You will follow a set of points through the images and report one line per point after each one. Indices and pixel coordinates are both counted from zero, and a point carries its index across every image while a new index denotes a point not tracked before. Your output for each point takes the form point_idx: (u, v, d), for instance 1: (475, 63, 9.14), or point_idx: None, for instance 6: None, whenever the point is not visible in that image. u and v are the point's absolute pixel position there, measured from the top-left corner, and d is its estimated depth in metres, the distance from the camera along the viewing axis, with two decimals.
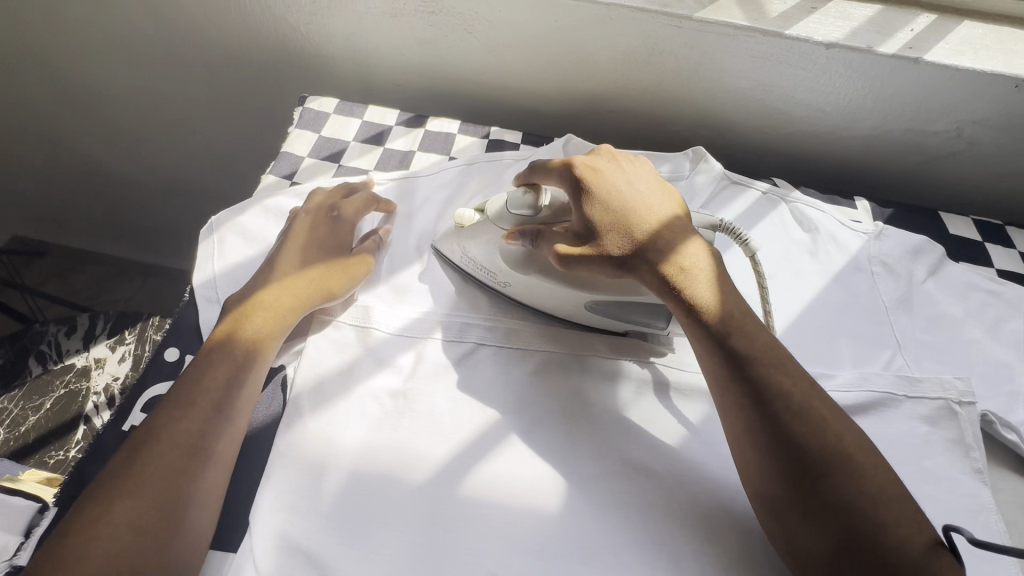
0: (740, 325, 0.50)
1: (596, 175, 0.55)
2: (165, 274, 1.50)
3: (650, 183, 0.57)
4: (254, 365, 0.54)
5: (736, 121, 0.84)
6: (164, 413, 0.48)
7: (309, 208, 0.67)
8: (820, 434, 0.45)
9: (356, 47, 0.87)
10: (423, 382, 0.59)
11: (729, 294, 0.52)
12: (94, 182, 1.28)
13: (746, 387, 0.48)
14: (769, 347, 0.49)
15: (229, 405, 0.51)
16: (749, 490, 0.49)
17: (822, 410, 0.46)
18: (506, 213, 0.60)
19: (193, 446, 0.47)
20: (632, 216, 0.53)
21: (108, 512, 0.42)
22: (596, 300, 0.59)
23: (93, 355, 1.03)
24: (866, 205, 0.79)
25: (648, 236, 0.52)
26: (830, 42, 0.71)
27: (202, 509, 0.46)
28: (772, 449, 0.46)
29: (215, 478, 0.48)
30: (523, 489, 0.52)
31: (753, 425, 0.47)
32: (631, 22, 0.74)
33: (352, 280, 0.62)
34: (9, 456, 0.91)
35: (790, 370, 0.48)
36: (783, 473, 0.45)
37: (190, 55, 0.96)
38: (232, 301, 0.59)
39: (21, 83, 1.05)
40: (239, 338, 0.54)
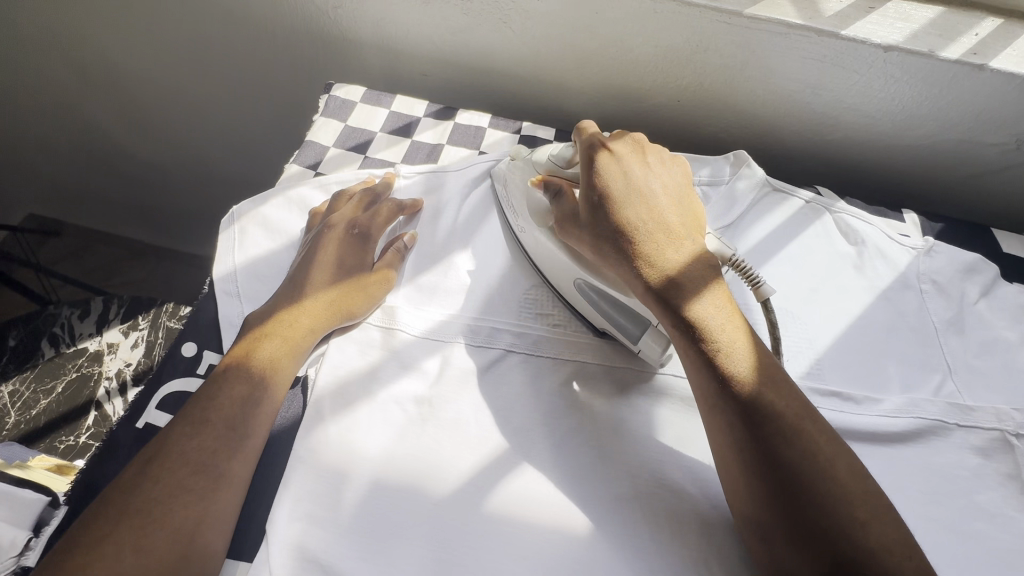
0: (734, 338, 0.46)
1: (608, 160, 0.54)
2: (180, 258, 1.49)
3: (668, 181, 0.55)
4: (269, 388, 0.51)
5: (780, 124, 0.80)
6: (177, 428, 0.46)
7: (334, 222, 0.63)
8: (811, 456, 0.41)
9: (386, 33, 0.83)
10: (450, 389, 0.56)
11: (732, 307, 0.48)
12: (112, 164, 1.27)
13: (732, 403, 0.44)
14: (764, 365, 0.46)
15: (243, 424, 0.48)
16: (736, 514, 0.46)
17: (817, 436, 0.42)
18: (547, 161, 0.62)
19: (204, 464, 0.45)
20: (633, 207, 0.52)
21: (114, 530, 0.40)
22: (586, 280, 0.57)
23: (106, 339, 1.01)
24: (914, 218, 0.75)
25: (645, 229, 0.50)
26: (889, 45, 0.67)
27: (211, 535, 0.43)
28: (757, 474, 0.42)
29: (228, 501, 0.45)
30: (554, 508, 0.49)
31: (737, 445, 0.44)
32: (676, 17, 0.70)
33: (371, 298, 0.59)
34: (21, 439, 0.90)
35: (786, 392, 0.44)
36: (767, 497, 0.42)
37: (212, 37, 0.93)
38: (254, 318, 0.57)
39: (40, 60, 1.03)
40: (253, 363, 0.52)
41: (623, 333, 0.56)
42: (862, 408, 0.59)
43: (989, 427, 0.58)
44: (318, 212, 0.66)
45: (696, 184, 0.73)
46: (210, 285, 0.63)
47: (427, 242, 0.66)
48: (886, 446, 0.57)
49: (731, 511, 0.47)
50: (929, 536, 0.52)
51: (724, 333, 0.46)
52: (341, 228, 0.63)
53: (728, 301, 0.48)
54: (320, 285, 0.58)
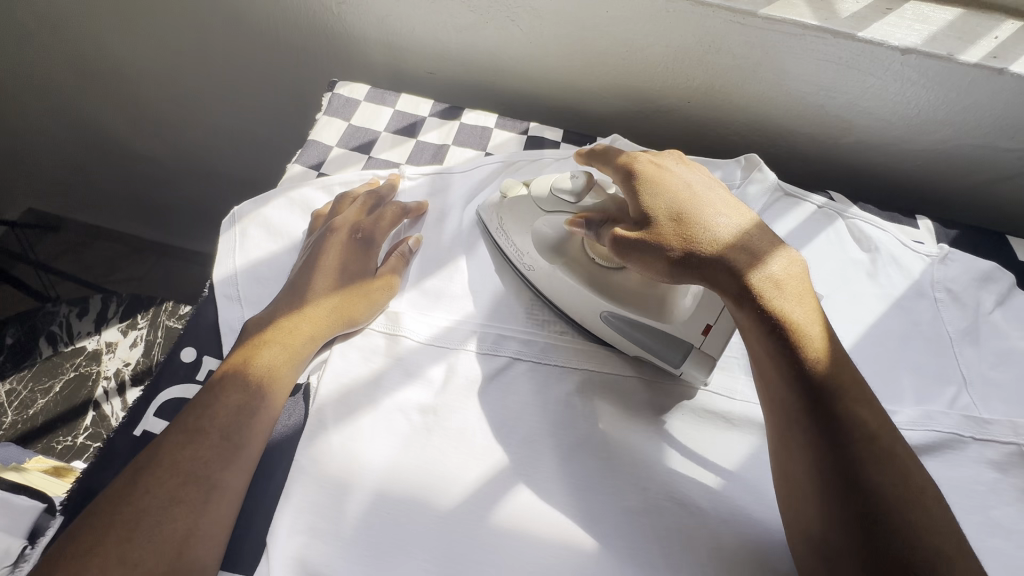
0: (827, 354, 0.45)
1: (658, 171, 0.51)
2: (180, 255, 1.48)
3: (727, 188, 0.52)
4: (266, 396, 0.50)
5: (792, 127, 0.79)
6: (172, 436, 0.45)
7: (336, 225, 0.62)
8: (901, 482, 0.40)
9: (391, 30, 0.82)
10: (456, 398, 0.55)
11: (819, 320, 0.46)
12: (112, 159, 1.25)
13: (830, 423, 0.42)
14: (853, 384, 0.44)
15: (238, 433, 0.47)
16: (794, 531, 0.45)
17: (904, 456, 0.41)
18: (549, 195, 0.56)
19: (197, 475, 0.44)
20: (714, 213, 0.48)
21: (101, 542, 0.39)
22: (612, 311, 0.55)
23: (105, 338, 1.00)
24: (929, 224, 0.74)
25: (731, 237, 0.47)
26: (907, 47, 0.65)
27: (202, 549, 0.42)
28: (842, 496, 0.41)
29: (220, 514, 0.44)
30: (561, 522, 0.48)
31: (826, 467, 0.42)
32: (688, 17, 0.68)
33: (373, 305, 0.58)
34: (18, 439, 0.89)
35: (875, 411, 0.43)
36: (849, 521, 0.40)
37: (214, 32, 0.91)
38: (253, 323, 0.55)
39: (39, 54, 1.01)
40: (251, 371, 0.50)
41: (662, 359, 0.55)
42: None
43: (1006, 441, 0.56)
44: (320, 214, 0.65)
45: None
46: (210, 288, 0.62)
47: (432, 245, 0.65)
48: None
49: (792, 533, 0.45)
50: None
51: (818, 349, 0.44)
52: (343, 232, 0.61)
53: (816, 312, 0.46)
54: (323, 290, 0.57)
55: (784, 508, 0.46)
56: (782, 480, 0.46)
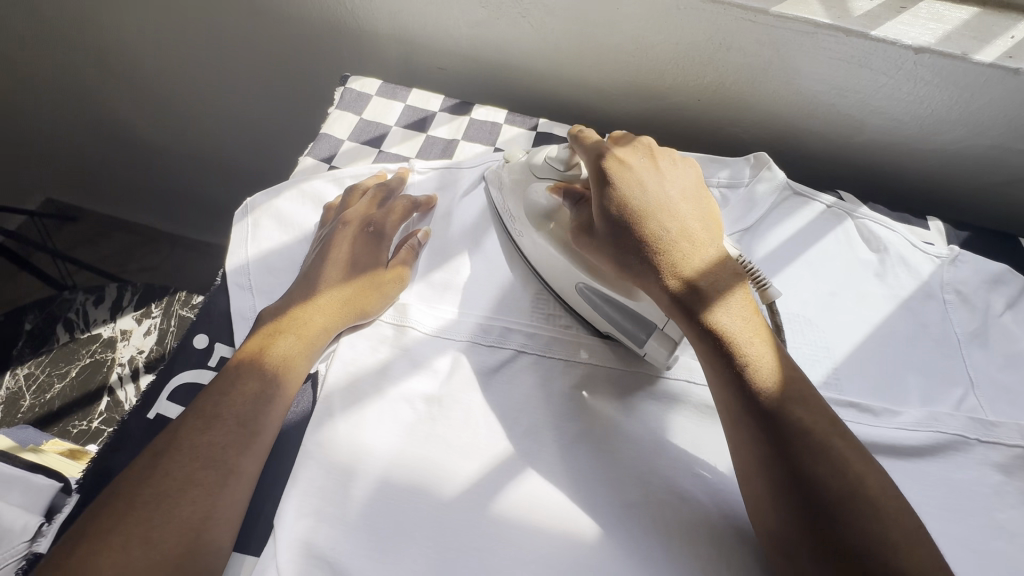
0: (759, 351, 0.46)
1: (620, 168, 0.52)
2: (193, 246, 1.51)
3: (685, 186, 0.53)
4: (280, 384, 0.51)
5: (803, 126, 0.78)
6: (188, 422, 0.46)
7: (348, 219, 0.62)
8: (841, 477, 0.40)
9: (404, 25, 0.83)
10: (460, 388, 0.55)
11: (756, 317, 0.47)
12: (129, 151, 1.28)
13: (760, 418, 0.43)
14: (790, 382, 0.44)
15: (254, 420, 0.48)
16: (759, 529, 0.45)
17: (846, 452, 0.41)
18: (544, 164, 0.60)
19: (214, 459, 0.45)
20: (651, 216, 0.49)
21: (122, 521, 0.40)
22: (587, 283, 0.56)
23: (120, 326, 1.02)
24: (939, 226, 0.73)
25: (666, 239, 0.48)
26: (920, 46, 0.64)
27: (218, 531, 0.43)
28: (783, 490, 0.41)
29: (236, 497, 0.45)
30: (561, 513, 0.49)
31: (767, 463, 0.42)
32: (700, 14, 0.68)
33: (384, 296, 0.59)
34: (34, 422, 0.91)
35: (813, 407, 0.43)
36: (796, 514, 0.41)
37: (229, 27, 0.93)
38: (268, 313, 0.57)
39: (61, 47, 1.04)
40: (266, 360, 0.52)
41: (629, 337, 0.56)
42: (880, 420, 0.58)
43: (1013, 444, 0.56)
44: (331, 206, 0.66)
45: (714, 186, 0.72)
46: (223, 277, 0.63)
47: (440, 237, 0.66)
48: (904, 460, 0.56)
49: (755, 527, 0.45)
50: (951, 556, 0.50)
51: (749, 347, 0.46)
52: (355, 225, 0.62)
53: (752, 312, 0.47)
54: (331, 282, 0.58)
55: (748, 507, 0.46)
56: (741, 478, 0.46)
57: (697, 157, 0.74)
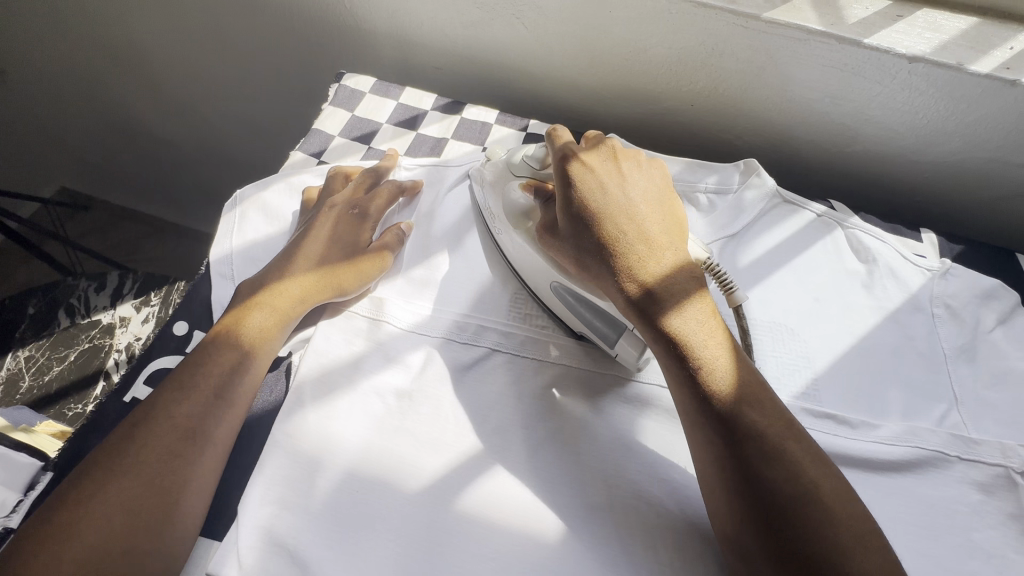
0: (716, 354, 0.45)
1: (581, 171, 0.52)
2: (198, 238, 1.54)
3: (648, 188, 0.53)
4: (253, 363, 0.52)
5: (797, 133, 0.77)
6: (164, 392, 0.47)
7: (334, 203, 0.64)
8: (794, 480, 0.40)
9: (401, 25, 0.84)
10: (432, 384, 0.56)
11: (713, 318, 0.47)
12: (138, 143, 1.31)
13: (713, 421, 0.43)
14: (746, 384, 0.44)
15: (229, 392, 0.49)
16: (719, 533, 0.45)
17: (800, 456, 0.41)
18: (521, 161, 0.60)
19: (190, 428, 0.46)
20: (610, 219, 0.49)
21: (101, 489, 0.41)
22: (562, 282, 0.56)
23: (119, 313, 1.04)
24: (932, 238, 0.72)
25: (624, 242, 0.48)
26: (914, 55, 0.64)
27: (193, 497, 0.45)
28: (740, 493, 0.42)
29: (210, 464, 0.46)
30: (522, 512, 0.49)
31: (723, 465, 0.43)
32: (691, 19, 0.68)
33: (365, 279, 0.59)
34: (32, 404, 0.94)
35: (769, 410, 0.43)
36: (753, 519, 0.41)
37: (233, 24, 0.95)
38: (244, 286, 0.58)
39: (73, 41, 1.07)
40: (239, 334, 0.52)
41: (602, 339, 0.55)
42: (857, 433, 0.57)
43: (994, 463, 0.55)
44: (308, 197, 0.66)
45: (701, 191, 0.72)
46: (207, 267, 0.65)
47: (421, 234, 0.66)
48: (880, 474, 0.55)
49: (716, 531, 0.45)
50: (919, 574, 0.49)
51: (704, 349, 0.45)
52: (341, 208, 0.64)
53: (710, 313, 0.47)
54: (308, 262, 0.59)
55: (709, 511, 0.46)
56: (700, 476, 0.46)
57: (685, 162, 0.73)
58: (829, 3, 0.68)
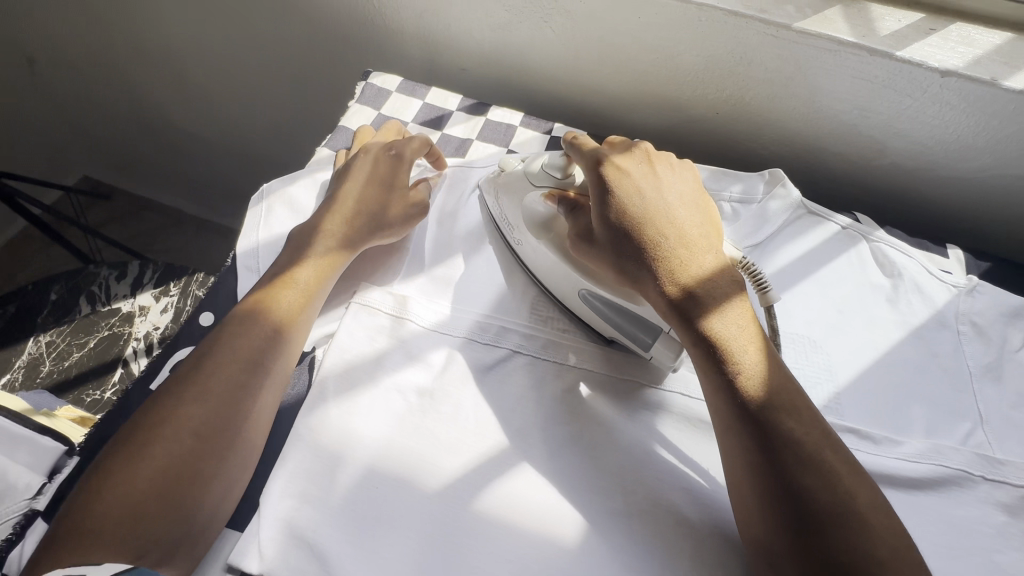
0: (754, 358, 0.47)
1: (617, 176, 0.53)
2: (215, 230, 1.56)
3: (684, 191, 0.54)
4: (284, 343, 0.53)
5: (823, 145, 0.77)
6: (229, 330, 0.51)
7: (367, 150, 0.66)
8: (829, 487, 0.41)
9: (428, 25, 0.84)
10: (453, 384, 0.56)
11: (752, 323, 0.48)
12: (162, 135, 1.32)
13: (750, 425, 0.44)
14: (783, 391, 0.46)
15: (290, 331, 0.54)
16: (746, 538, 0.45)
17: (836, 465, 0.42)
18: (540, 170, 0.60)
19: (253, 366, 0.50)
20: (651, 223, 0.51)
21: (173, 414, 0.46)
22: (590, 289, 0.57)
23: (139, 302, 1.05)
24: (959, 254, 0.71)
25: (666, 246, 0.50)
26: (947, 70, 0.63)
27: (253, 431, 0.49)
28: (772, 497, 0.42)
29: (266, 401, 0.50)
30: (541, 515, 0.49)
31: (755, 468, 0.44)
32: (721, 26, 0.68)
33: (408, 220, 0.64)
34: (51, 388, 0.95)
35: (805, 418, 0.45)
36: (785, 526, 0.41)
37: (261, 21, 0.96)
38: (300, 230, 0.61)
39: (104, 32, 1.08)
40: (268, 317, 0.53)
41: (634, 342, 0.56)
42: (881, 449, 0.56)
43: (1019, 484, 0.54)
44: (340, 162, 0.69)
45: (726, 200, 0.71)
46: (233, 259, 0.65)
47: (445, 234, 0.67)
48: (903, 491, 0.54)
49: (743, 537, 0.46)
50: None
51: (743, 353, 0.47)
52: (375, 152, 0.65)
53: (750, 319, 0.48)
54: (348, 203, 0.62)
55: (736, 516, 0.47)
56: (729, 477, 0.47)
57: (710, 170, 0.73)
58: (861, 14, 0.67)
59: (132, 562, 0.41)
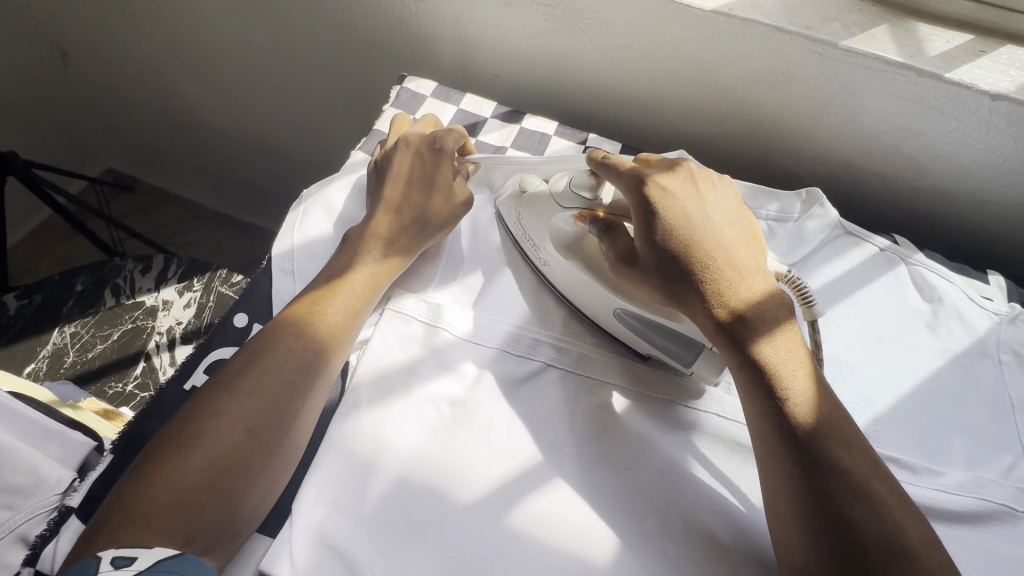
0: (803, 384, 0.45)
1: (664, 197, 0.50)
2: (236, 225, 1.56)
3: (729, 210, 0.52)
4: (329, 360, 0.52)
5: (861, 164, 0.76)
6: (286, 327, 0.52)
7: (405, 144, 0.64)
8: (878, 518, 0.41)
9: (464, 31, 0.84)
10: (486, 397, 0.55)
11: (800, 349, 0.47)
12: (188, 130, 1.33)
13: (795, 452, 0.43)
14: (832, 418, 0.45)
15: (343, 334, 0.54)
16: (785, 565, 0.44)
17: (885, 495, 0.42)
18: (567, 191, 0.58)
19: (307, 366, 0.50)
20: (698, 245, 0.48)
21: (229, 407, 0.46)
22: (624, 307, 0.56)
23: (163, 296, 1.05)
24: (1000, 280, 0.69)
25: (714, 268, 0.48)
26: (997, 93, 0.62)
27: (299, 431, 0.49)
28: (819, 525, 0.41)
29: (315, 403, 0.51)
30: (575, 534, 0.48)
31: (802, 495, 0.42)
32: (764, 42, 0.67)
33: (452, 218, 0.64)
34: (74, 379, 0.96)
35: (854, 446, 0.44)
36: (832, 556, 0.40)
37: (296, 21, 0.96)
38: (357, 230, 0.61)
39: (138, 27, 1.09)
40: (311, 336, 0.52)
41: (673, 358, 0.55)
42: (920, 479, 0.55)
43: None
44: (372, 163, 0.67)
45: (763, 218, 0.70)
46: (268, 261, 0.65)
47: (479, 243, 0.66)
48: (943, 524, 0.53)
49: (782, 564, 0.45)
50: None
51: (792, 379, 0.45)
52: (416, 147, 0.64)
53: (800, 343, 0.47)
54: (393, 205, 0.62)
55: (774, 541, 0.46)
56: (769, 501, 0.46)
57: (747, 187, 0.72)
58: (908, 34, 0.66)
59: (179, 549, 0.40)
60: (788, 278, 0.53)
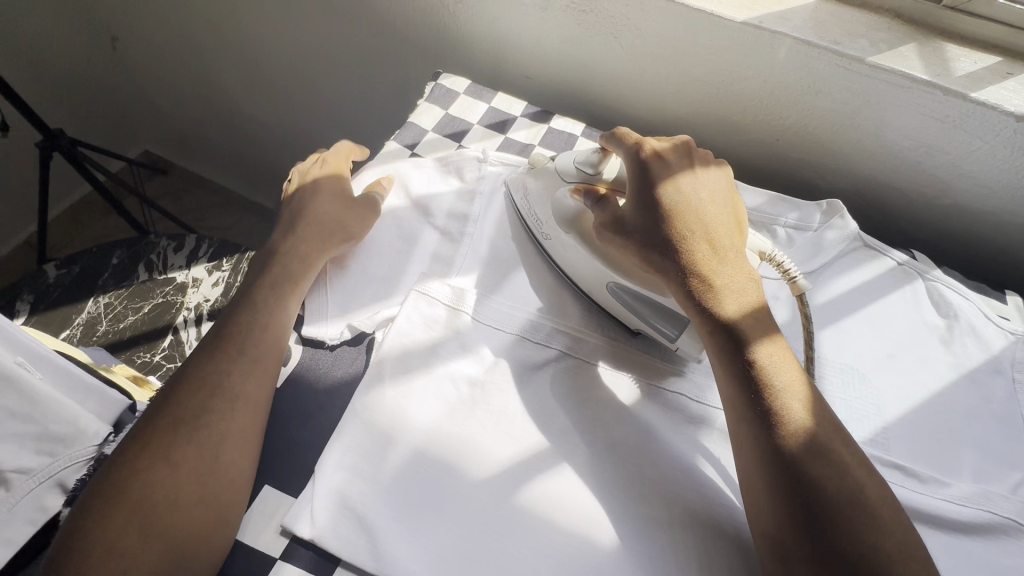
0: (771, 350, 0.49)
1: (658, 166, 0.57)
2: (263, 212, 1.61)
3: (715, 188, 0.57)
4: (285, 296, 0.60)
5: (882, 179, 0.77)
6: (200, 354, 0.54)
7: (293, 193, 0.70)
8: (837, 479, 0.43)
9: (499, 32, 0.87)
10: (501, 379, 0.57)
11: (770, 319, 0.51)
12: (225, 118, 1.38)
13: (758, 410, 0.47)
14: (796, 383, 0.48)
15: (255, 348, 0.55)
16: (757, 533, 0.47)
17: (846, 459, 0.45)
18: (571, 168, 0.63)
19: (216, 386, 0.52)
20: (682, 215, 0.54)
21: (146, 452, 0.48)
22: (618, 282, 0.59)
23: (193, 274, 1.09)
24: (1018, 302, 0.70)
25: (694, 238, 0.53)
26: (1022, 115, 0.62)
27: (232, 453, 0.50)
28: (780, 487, 0.44)
29: (240, 419, 0.51)
30: (584, 515, 0.50)
31: (766, 459, 0.45)
32: (791, 54, 0.69)
33: (364, 221, 0.67)
34: (106, 345, 1.00)
35: (816, 410, 0.47)
36: (794, 517, 0.43)
37: (337, 16, 1.00)
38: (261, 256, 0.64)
39: (186, 14, 1.14)
40: (274, 278, 0.61)
41: (662, 334, 0.57)
42: (926, 488, 0.55)
43: None
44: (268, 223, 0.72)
45: (780, 226, 0.72)
46: None
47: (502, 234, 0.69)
48: (946, 534, 0.53)
49: (753, 532, 0.47)
50: None
51: (760, 344, 0.49)
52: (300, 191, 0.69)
53: (769, 314, 0.51)
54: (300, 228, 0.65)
55: (747, 510, 0.48)
56: (738, 464, 0.49)
57: (768, 196, 0.73)
58: (936, 53, 0.67)
59: None
60: (773, 258, 0.59)
